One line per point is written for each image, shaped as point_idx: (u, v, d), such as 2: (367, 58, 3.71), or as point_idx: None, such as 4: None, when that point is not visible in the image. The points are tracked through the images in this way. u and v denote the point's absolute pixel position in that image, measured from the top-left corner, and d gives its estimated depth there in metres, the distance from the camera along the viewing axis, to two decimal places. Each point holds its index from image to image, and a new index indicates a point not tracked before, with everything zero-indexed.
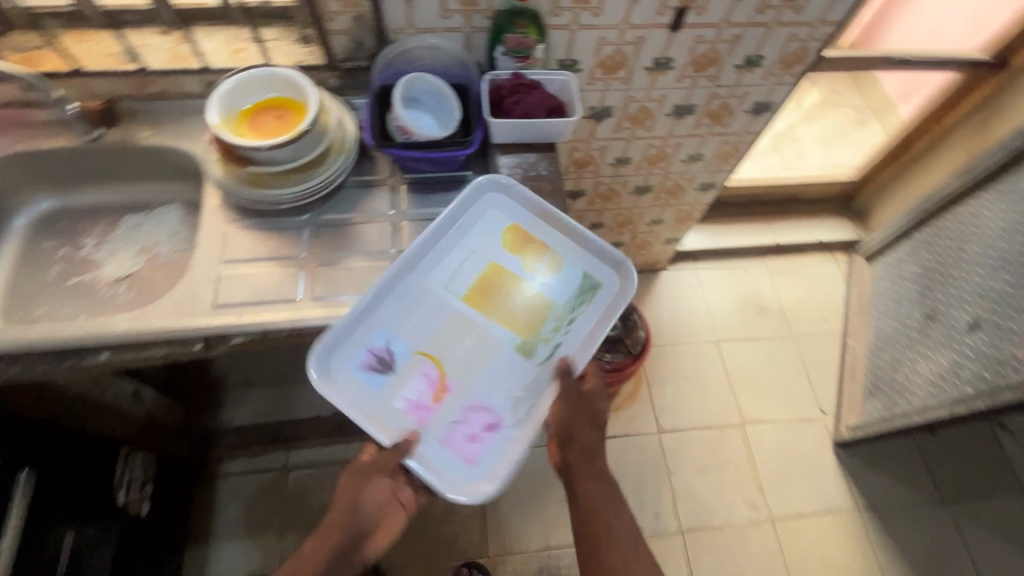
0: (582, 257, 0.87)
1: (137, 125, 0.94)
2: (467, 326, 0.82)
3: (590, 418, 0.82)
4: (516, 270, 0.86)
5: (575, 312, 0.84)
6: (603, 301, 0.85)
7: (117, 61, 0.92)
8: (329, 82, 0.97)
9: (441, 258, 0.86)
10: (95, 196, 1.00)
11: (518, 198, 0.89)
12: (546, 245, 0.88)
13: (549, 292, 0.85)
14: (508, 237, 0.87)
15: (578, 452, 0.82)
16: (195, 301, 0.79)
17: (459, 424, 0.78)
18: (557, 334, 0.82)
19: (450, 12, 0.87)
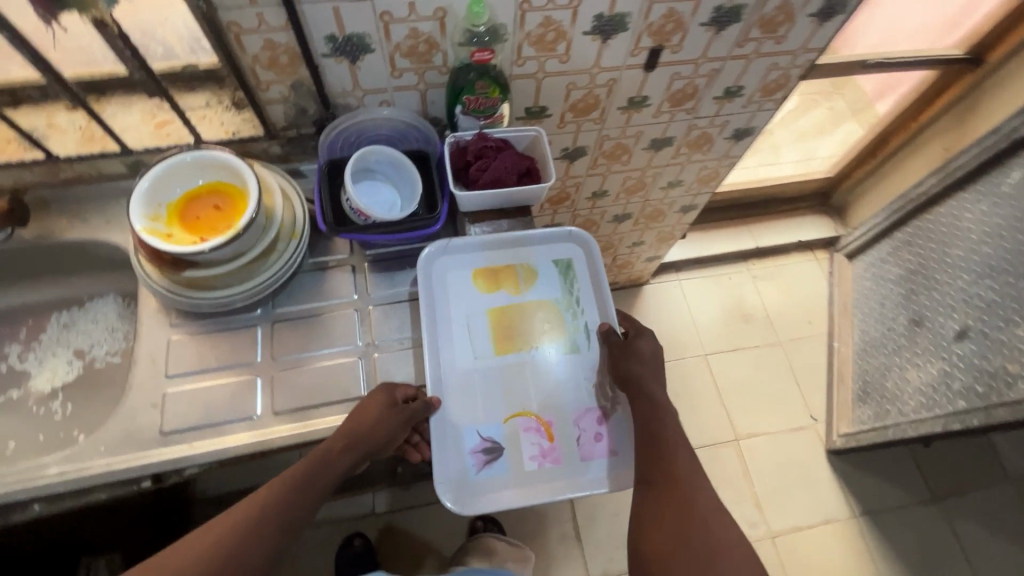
0: (545, 249, 0.86)
1: (55, 218, 0.83)
2: (528, 367, 0.80)
3: (652, 365, 0.78)
4: (511, 299, 0.84)
5: (575, 291, 0.85)
6: (584, 269, 0.86)
7: (20, 147, 0.80)
8: (273, 151, 0.86)
9: (452, 332, 0.81)
10: (16, 296, 0.89)
11: (462, 246, 0.84)
12: (516, 262, 0.85)
13: (548, 292, 0.84)
14: (479, 282, 0.84)
15: (646, 383, 0.76)
16: (137, 431, 0.70)
17: (578, 436, 0.78)
18: (580, 317, 0.84)
19: (401, 71, 0.77)
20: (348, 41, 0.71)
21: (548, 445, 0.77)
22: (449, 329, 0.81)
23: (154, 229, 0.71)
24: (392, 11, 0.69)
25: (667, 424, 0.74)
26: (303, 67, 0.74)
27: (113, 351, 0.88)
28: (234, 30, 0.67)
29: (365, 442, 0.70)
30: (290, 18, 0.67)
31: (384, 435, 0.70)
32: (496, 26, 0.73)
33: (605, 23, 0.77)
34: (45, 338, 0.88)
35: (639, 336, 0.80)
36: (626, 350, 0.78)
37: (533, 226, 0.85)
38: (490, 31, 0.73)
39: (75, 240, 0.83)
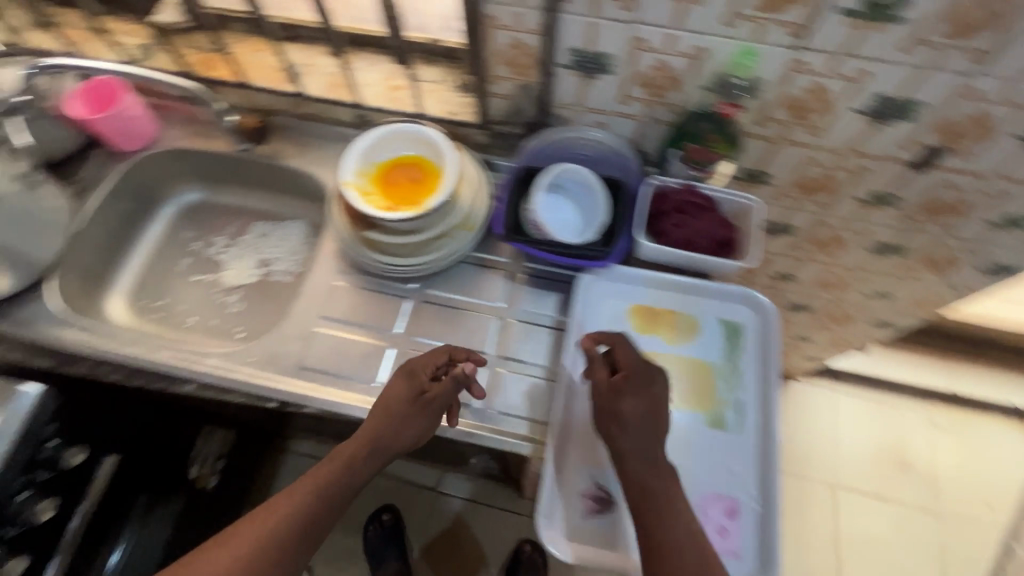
0: (715, 304, 0.74)
1: (286, 144, 0.93)
2: (668, 427, 0.67)
3: (644, 423, 0.62)
4: (665, 347, 0.72)
5: (739, 360, 0.71)
6: (755, 339, 0.72)
7: (281, 77, 0.90)
8: (478, 139, 0.88)
9: (592, 361, 0.71)
10: (235, 198, 1.02)
11: (626, 276, 0.75)
12: (677, 309, 0.74)
13: (709, 352, 0.71)
14: (635, 318, 0.74)
15: (636, 463, 0.61)
16: (286, 357, 0.77)
17: (700, 523, 0.63)
18: (737, 390, 0.69)
19: (631, 98, 0.73)
20: (592, 58, 0.69)
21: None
22: None
23: (357, 183, 0.76)
24: (649, 40, 0.64)
25: (665, 510, 0.59)
26: (538, 71, 0.73)
27: (287, 271, 0.97)
28: (490, 23, 0.68)
29: (383, 451, 0.68)
30: (547, 23, 0.65)
31: (404, 430, 0.67)
32: (753, 80, 0.65)
33: (887, 107, 0.65)
34: (243, 239, 1.01)
35: (640, 387, 0.63)
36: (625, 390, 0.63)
37: (711, 288, 0.74)
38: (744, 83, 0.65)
39: (293, 168, 0.93)
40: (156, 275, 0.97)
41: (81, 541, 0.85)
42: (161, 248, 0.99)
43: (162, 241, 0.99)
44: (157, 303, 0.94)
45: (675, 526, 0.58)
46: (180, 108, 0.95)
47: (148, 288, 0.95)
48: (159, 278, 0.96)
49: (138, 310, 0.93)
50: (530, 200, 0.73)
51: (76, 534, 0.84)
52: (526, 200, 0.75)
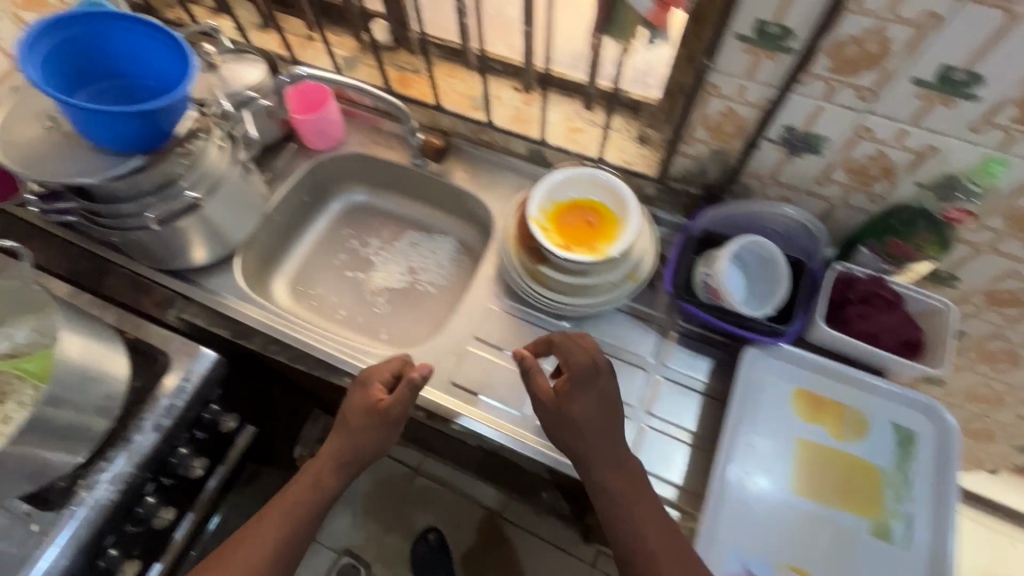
0: (888, 405, 0.71)
1: (458, 165, 0.98)
2: (829, 527, 0.65)
3: (601, 422, 0.66)
4: (830, 441, 0.69)
5: (909, 470, 0.67)
6: (929, 451, 0.68)
7: (469, 104, 0.95)
8: (647, 190, 0.89)
9: (752, 441, 0.69)
10: (393, 204, 1.08)
11: (795, 357, 0.73)
12: (845, 402, 0.71)
13: (877, 456, 0.68)
14: (799, 404, 0.71)
15: (603, 470, 0.65)
16: (439, 370, 0.80)
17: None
18: (904, 503, 0.66)
19: (832, 181, 0.72)
20: (804, 137, 0.68)
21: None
22: (751, 437, 0.69)
23: (539, 218, 0.79)
24: (877, 130, 0.63)
25: (634, 509, 0.64)
26: (740, 140, 0.73)
27: (433, 282, 1.02)
28: (709, 90, 0.69)
29: (354, 464, 0.71)
30: (771, 99, 0.66)
31: (371, 441, 0.70)
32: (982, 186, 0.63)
33: None
34: (395, 245, 1.06)
35: (580, 381, 0.67)
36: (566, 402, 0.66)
37: (887, 387, 0.70)
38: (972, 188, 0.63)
39: (461, 188, 0.98)
40: (314, 265, 1.03)
41: (211, 500, 0.92)
42: (322, 240, 1.06)
43: (324, 234, 1.06)
44: (311, 292, 1.01)
45: (641, 517, 0.64)
46: (369, 117, 1.03)
47: (306, 275, 1.02)
48: (317, 268, 1.03)
49: (295, 295, 1.00)
50: (706, 264, 0.75)
51: (209, 493, 0.90)
52: (702, 263, 0.76)
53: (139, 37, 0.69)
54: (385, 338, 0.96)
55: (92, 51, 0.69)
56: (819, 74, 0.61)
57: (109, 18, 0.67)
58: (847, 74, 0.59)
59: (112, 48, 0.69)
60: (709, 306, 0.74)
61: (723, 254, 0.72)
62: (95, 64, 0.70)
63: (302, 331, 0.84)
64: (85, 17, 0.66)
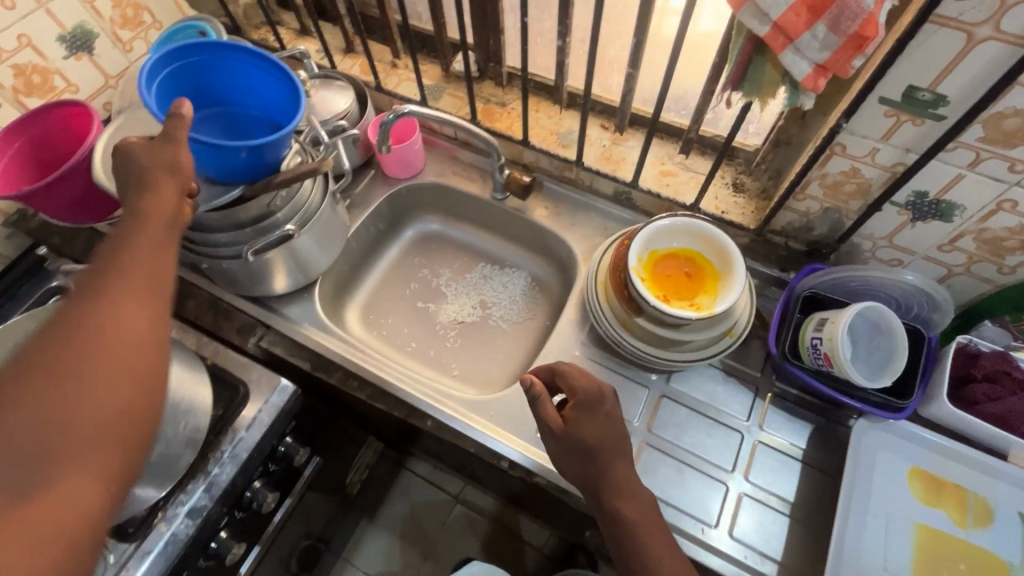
0: (1018, 493, 0.66)
1: (540, 201, 0.97)
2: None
3: (611, 445, 0.65)
4: (950, 528, 0.65)
5: None
6: None
7: (556, 141, 0.94)
8: (740, 240, 0.86)
9: (863, 520, 0.67)
10: (466, 234, 1.06)
11: (908, 432, 0.70)
12: (967, 487, 0.67)
13: (1006, 550, 0.63)
14: (916, 486, 0.68)
15: (615, 495, 0.63)
16: (522, 418, 0.78)
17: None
18: None
19: (956, 248, 0.68)
20: (934, 203, 0.65)
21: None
22: (862, 517, 0.67)
23: (638, 268, 0.76)
24: (1023, 204, 0.59)
25: (644, 532, 0.62)
26: (858, 201, 0.70)
27: (505, 317, 1.00)
28: (834, 149, 0.66)
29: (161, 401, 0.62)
30: (905, 163, 0.63)
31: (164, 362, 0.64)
32: None
33: None
34: (468, 277, 1.04)
35: (587, 405, 0.65)
36: (583, 417, 0.65)
37: (1020, 473, 0.65)
38: None
39: (541, 225, 0.96)
40: (386, 293, 1.02)
41: (276, 532, 0.90)
42: (394, 267, 1.05)
43: (396, 262, 1.05)
44: (382, 321, 0.99)
45: (653, 540, 0.62)
46: (449, 146, 1.02)
47: (378, 304, 1.01)
48: (387, 297, 1.02)
49: (366, 323, 0.99)
50: (816, 329, 0.72)
51: (276, 527, 0.88)
52: (811, 327, 0.73)
53: (253, 70, 0.68)
54: (456, 374, 0.94)
55: (206, 80, 0.69)
56: (967, 142, 0.57)
57: (226, 49, 0.66)
58: (1000, 146, 0.56)
59: (225, 79, 0.69)
60: (818, 373, 0.72)
61: (837, 324, 0.68)
62: (203, 91, 0.69)
63: (383, 367, 0.82)
64: (204, 47, 0.66)
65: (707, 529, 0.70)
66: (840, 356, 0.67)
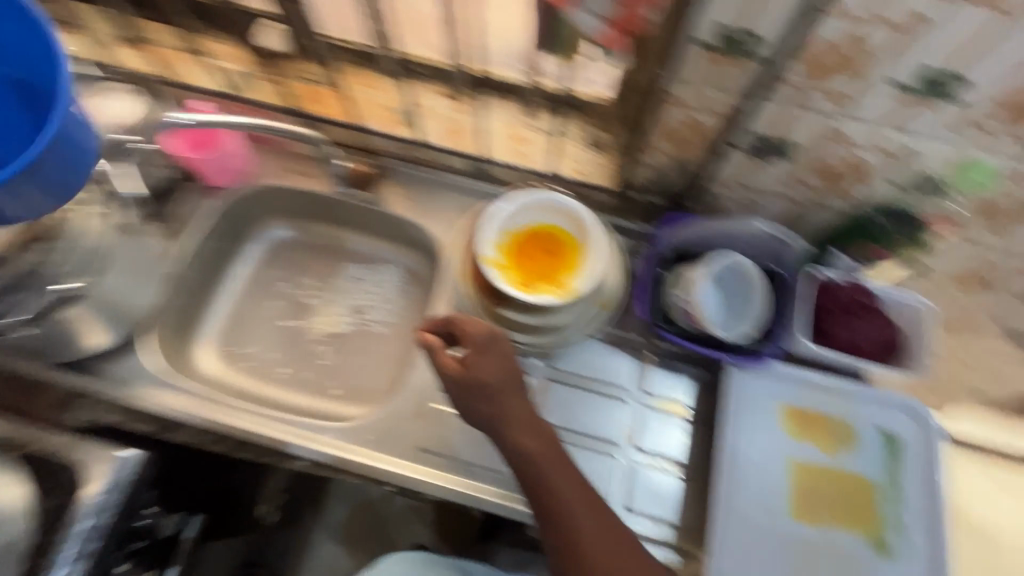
0: (873, 410, 0.69)
1: (392, 189, 0.87)
2: (831, 551, 0.63)
3: (505, 386, 0.63)
4: (821, 458, 0.67)
5: (898, 477, 0.66)
6: (914, 453, 0.68)
7: (394, 119, 0.83)
8: (604, 200, 0.81)
9: (746, 469, 0.67)
10: (324, 235, 0.95)
11: (777, 372, 0.70)
12: (832, 414, 0.69)
13: (866, 466, 0.67)
14: (789, 423, 0.69)
15: (518, 432, 0.61)
16: (403, 436, 0.73)
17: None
18: (898, 512, 0.65)
19: (801, 184, 0.67)
20: (772, 143, 0.62)
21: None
22: (744, 467, 0.67)
23: (494, 257, 0.70)
24: (851, 134, 0.57)
25: (549, 468, 0.60)
26: (703, 149, 0.66)
27: (383, 319, 0.91)
28: (667, 100, 0.61)
29: None
30: (736, 107, 0.59)
31: None
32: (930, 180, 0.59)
33: None
34: (334, 283, 0.94)
35: (479, 346, 0.64)
36: (478, 358, 0.63)
37: (869, 390, 0.69)
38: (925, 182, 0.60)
39: (398, 216, 0.87)
40: (243, 319, 0.91)
41: None
42: (248, 287, 0.93)
43: (249, 281, 0.93)
44: (244, 351, 0.89)
45: (557, 475, 0.60)
46: (278, 141, 0.89)
47: (236, 333, 0.90)
48: (246, 323, 0.91)
49: (226, 358, 0.88)
50: (681, 289, 0.69)
51: None
52: (675, 286, 0.71)
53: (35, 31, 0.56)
54: (337, 394, 0.86)
55: None
56: (788, 80, 0.54)
57: None
58: (819, 79, 0.53)
59: None
60: (689, 332, 0.70)
61: (699, 282, 0.67)
62: None
63: (239, 414, 0.73)
64: None
65: None
66: (705, 316, 0.67)
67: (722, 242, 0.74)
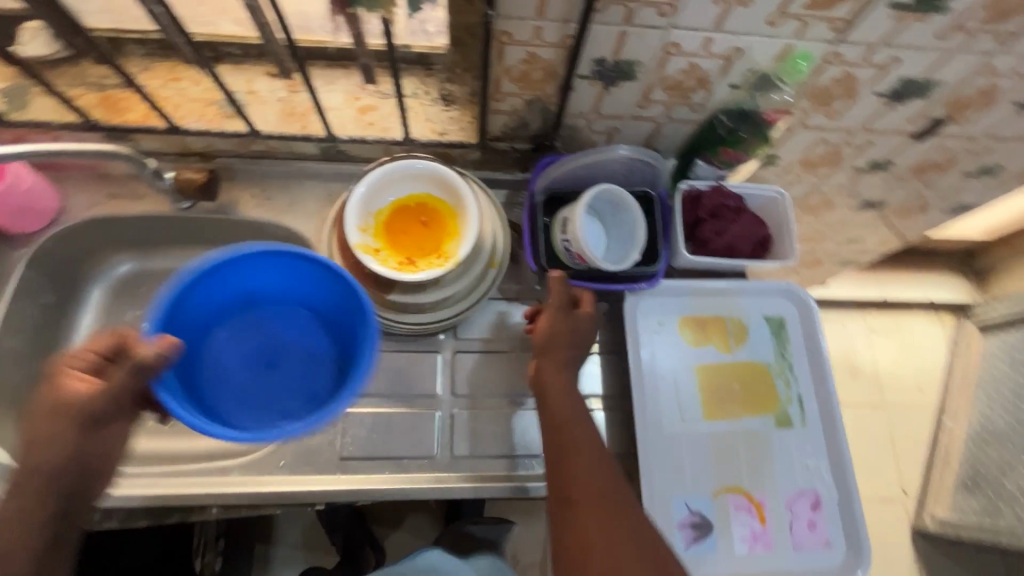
0: (756, 302, 0.74)
1: (240, 191, 0.78)
2: (744, 437, 0.68)
3: (573, 346, 0.65)
4: (720, 357, 0.71)
5: (786, 357, 0.72)
6: (797, 331, 0.74)
7: (219, 112, 0.73)
8: (471, 157, 0.78)
9: (657, 386, 0.69)
10: (177, 259, 0.84)
11: (666, 288, 0.73)
12: (723, 314, 0.73)
13: (759, 354, 0.72)
14: (687, 331, 0.72)
15: (553, 386, 0.63)
16: (317, 450, 0.68)
17: (792, 523, 0.66)
18: (792, 387, 0.71)
19: (652, 101, 0.67)
20: (615, 66, 0.61)
21: (757, 527, 0.65)
22: (655, 385, 0.69)
23: (364, 242, 0.65)
24: (684, 43, 0.58)
25: (575, 415, 0.61)
26: (552, 84, 0.64)
27: None
28: (501, 39, 0.57)
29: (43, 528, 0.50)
30: (571, 34, 0.56)
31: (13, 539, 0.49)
32: (763, 75, 0.62)
33: (907, 88, 0.65)
34: None
35: (571, 309, 0.66)
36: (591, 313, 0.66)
37: (748, 282, 0.74)
38: (760, 78, 0.62)
39: (255, 219, 0.78)
40: None
41: None
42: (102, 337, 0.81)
43: (104, 329, 0.82)
44: None
45: (581, 426, 0.60)
46: (84, 164, 0.75)
47: None
48: None
49: None
50: (562, 231, 0.68)
51: None
52: (558, 229, 0.69)
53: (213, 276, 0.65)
54: (239, 426, 0.79)
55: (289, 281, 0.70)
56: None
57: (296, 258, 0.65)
58: None
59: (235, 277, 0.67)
60: (579, 272, 0.69)
61: (575, 222, 0.65)
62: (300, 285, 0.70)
63: (127, 480, 0.65)
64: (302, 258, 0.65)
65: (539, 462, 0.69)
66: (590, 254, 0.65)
67: (591, 174, 0.73)
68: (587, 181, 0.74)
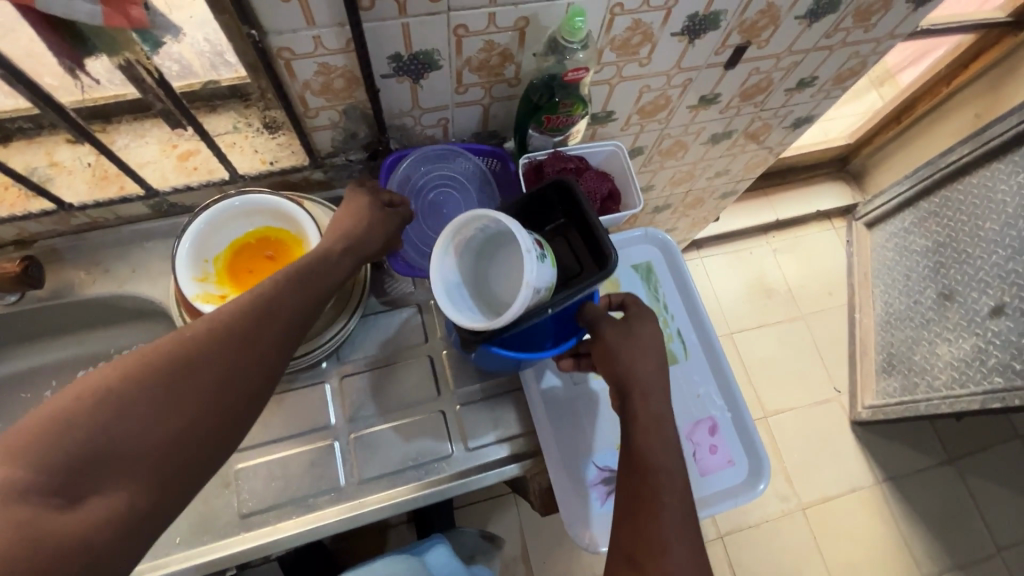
0: (621, 254, 0.77)
1: (74, 270, 0.73)
2: None
3: (652, 377, 0.59)
4: None
5: (661, 299, 0.75)
6: (667, 271, 0.77)
7: (20, 194, 0.68)
8: (314, 178, 0.76)
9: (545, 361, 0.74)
10: (30, 358, 0.78)
11: None
12: None
13: None
14: None
15: (644, 419, 0.57)
16: (215, 516, 0.64)
17: (695, 452, 0.69)
18: (670, 325, 0.74)
19: (468, 86, 0.68)
20: (413, 59, 0.61)
21: None
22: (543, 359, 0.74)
23: (206, 294, 0.62)
24: (469, 24, 0.58)
25: (659, 461, 0.54)
26: (359, 90, 0.63)
27: None
28: (284, 56, 0.56)
29: (232, 343, 0.44)
30: (351, 38, 0.56)
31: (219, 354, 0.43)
32: (553, 39, 0.63)
33: (696, 23, 0.68)
34: None
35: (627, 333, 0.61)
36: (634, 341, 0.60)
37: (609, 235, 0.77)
38: (553, 44, 0.63)
39: (97, 294, 0.73)
40: None
41: None
42: None
43: None
44: None
45: (658, 452, 0.54)
46: None
47: None
48: None
49: None
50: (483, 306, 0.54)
51: None
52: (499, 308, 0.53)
53: None
54: None
55: None
56: None
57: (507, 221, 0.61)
58: None
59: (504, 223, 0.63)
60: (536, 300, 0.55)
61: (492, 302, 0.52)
62: None
63: None
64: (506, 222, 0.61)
65: (450, 462, 0.69)
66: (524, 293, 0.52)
67: (439, 199, 0.73)
68: (433, 212, 0.73)
